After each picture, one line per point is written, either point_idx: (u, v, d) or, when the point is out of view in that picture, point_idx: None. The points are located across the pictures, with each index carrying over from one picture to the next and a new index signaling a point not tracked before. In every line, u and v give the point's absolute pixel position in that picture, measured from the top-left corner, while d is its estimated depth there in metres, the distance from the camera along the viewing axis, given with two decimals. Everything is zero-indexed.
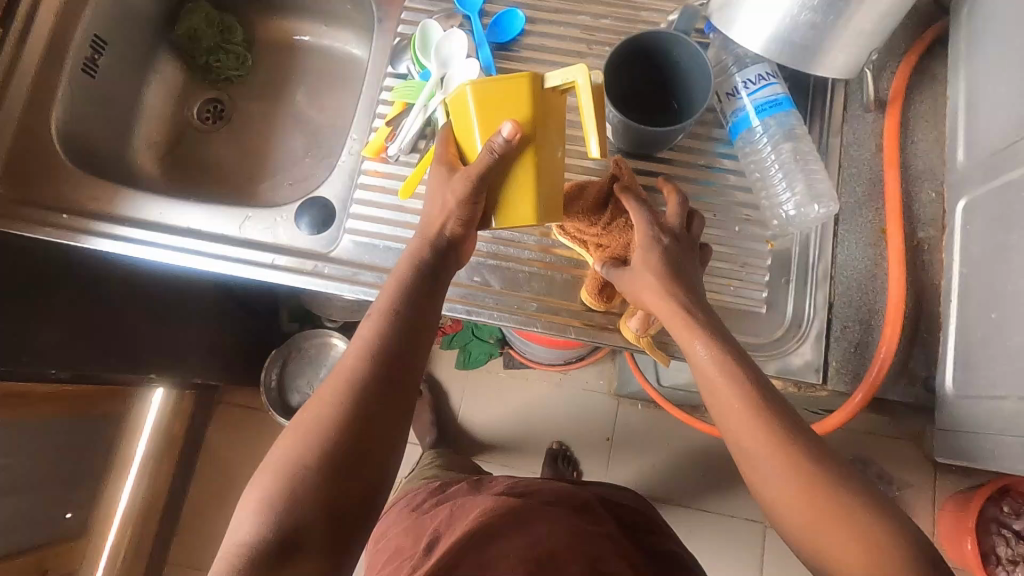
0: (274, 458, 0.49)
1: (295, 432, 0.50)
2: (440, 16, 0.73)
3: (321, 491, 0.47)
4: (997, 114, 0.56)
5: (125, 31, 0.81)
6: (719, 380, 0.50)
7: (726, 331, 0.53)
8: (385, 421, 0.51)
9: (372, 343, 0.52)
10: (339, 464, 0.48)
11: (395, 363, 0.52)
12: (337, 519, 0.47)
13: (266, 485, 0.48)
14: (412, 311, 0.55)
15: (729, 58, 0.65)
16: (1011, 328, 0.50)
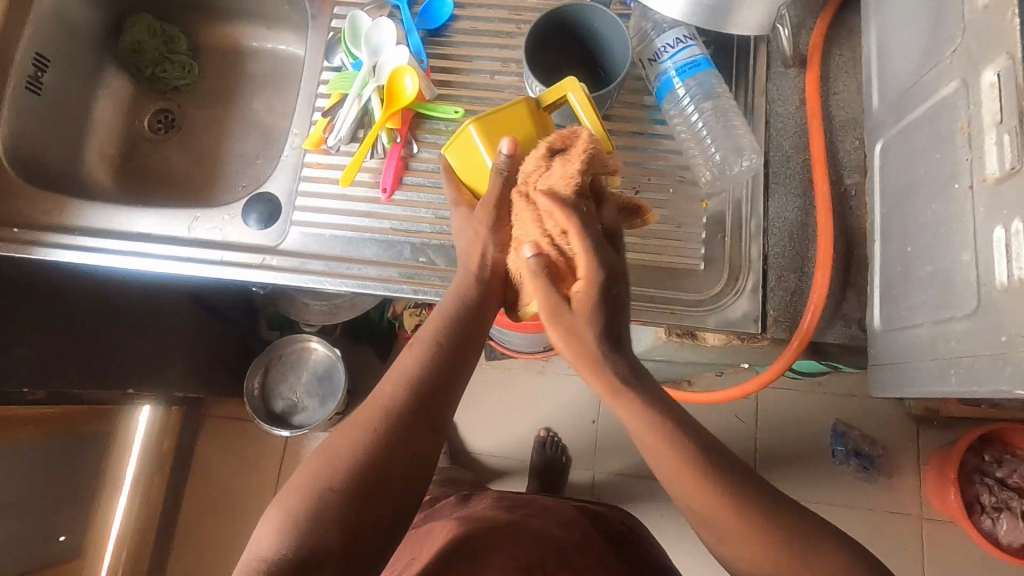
0: (302, 475, 0.49)
1: (325, 454, 0.49)
2: (371, 8, 0.76)
3: (346, 514, 0.47)
4: (899, 56, 0.57)
5: (69, 48, 0.83)
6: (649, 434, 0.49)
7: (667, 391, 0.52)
8: (416, 453, 0.50)
9: (416, 373, 0.52)
10: (368, 491, 0.47)
11: (434, 399, 0.52)
12: (358, 544, 0.47)
13: (290, 501, 0.48)
14: (454, 348, 0.55)
15: (648, 25, 0.68)
16: (922, 259, 0.51)
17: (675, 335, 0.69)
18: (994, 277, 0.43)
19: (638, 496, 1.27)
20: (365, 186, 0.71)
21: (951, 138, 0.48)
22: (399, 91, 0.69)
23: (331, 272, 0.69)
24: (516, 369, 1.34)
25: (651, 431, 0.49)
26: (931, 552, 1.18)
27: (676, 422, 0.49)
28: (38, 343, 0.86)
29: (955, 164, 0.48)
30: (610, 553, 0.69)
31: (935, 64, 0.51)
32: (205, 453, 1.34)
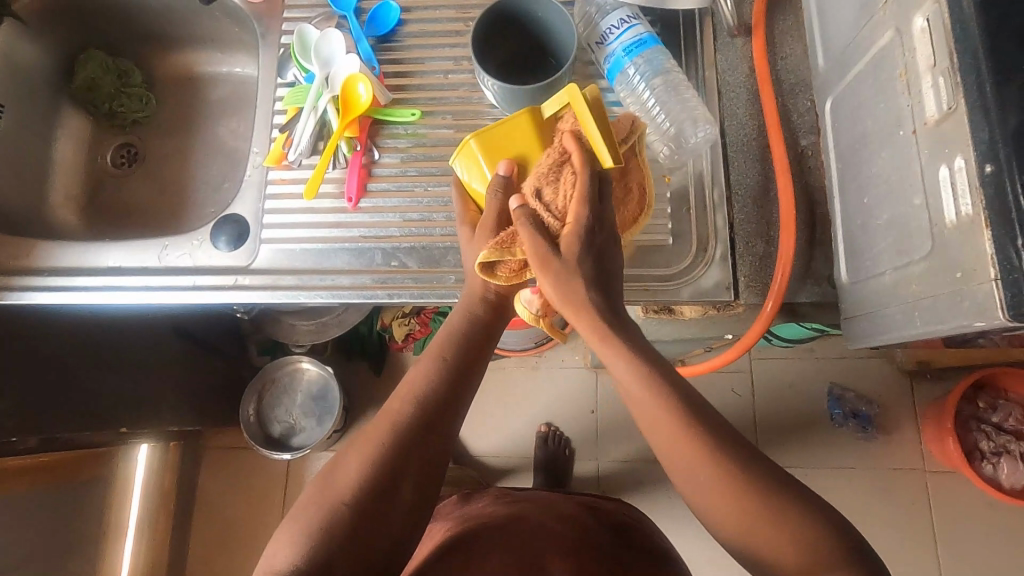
0: (313, 492, 0.51)
1: (336, 471, 0.51)
2: (319, 20, 0.76)
3: (356, 525, 0.48)
4: (838, 11, 0.58)
5: (22, 91, 0.82)
6: (635, 386, 0.51)
7: None
8: (424, 464, 0.51)
9: (424, 386, 0.53)
10: (379, 500, 0.49)
11: (443, 413, 0.53)
12: (370, 552, 0.48)
13: (303, 516, 0.49)
14: (462, 360, 0.55)
15: (592, 9, 0.69)
16: (879, 208, 0.52)
17: (653, 312, 0.73)
18: (945, 216, 0.44)
19: (643, 480, 1.27)
20: (330, 197, 0.71)
21: (893, 87, 0.49)
22: (354, 99, 0.69)
23: (306, 286, 0.69)
24: (509, 367, 1.35)
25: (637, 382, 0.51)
26: (938, 503, 1.19)
27: (665, 377, 0.51)
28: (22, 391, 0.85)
29: (899, 111, 0.48)
30: (610, 543, 0.69)
31: (870, 16, 0.52)
32: (206, 485, 1.33)
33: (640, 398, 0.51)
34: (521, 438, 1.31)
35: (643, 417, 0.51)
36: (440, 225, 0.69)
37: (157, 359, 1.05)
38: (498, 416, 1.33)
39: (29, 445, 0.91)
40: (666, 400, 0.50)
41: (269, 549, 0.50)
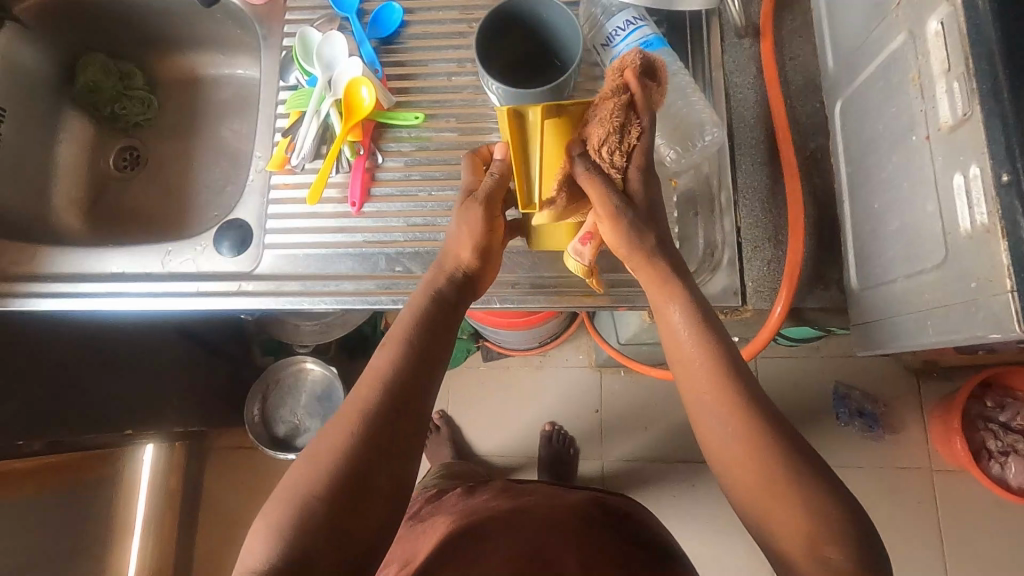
0: (285, 484, 0.48)
1: (309, 458, 0.49)
2: (321, 22, 0.75)
3: (331, 517, 0.46)
4: (848, 12, 0.57)
5: (23, 94, 0.82)
6: (686, 346, 0.51)
7: (703, 298, 0.53)
8: (397, 450, 0.49)
9: (388, 371, 0.51)
10: (354, 491, 0.47)
11: (412, 395, 0.51)
12: (349, 546, 0.46)
13: (278, 508, 0.47)
14: (427, 339, 0.54)
15: (598, 11, 0.68)
16: (890, 214, 0.51)
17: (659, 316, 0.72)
18: (959, 225, 0.43)
19: (648, 479, 1.27)
20: (333, 202, 0.70)
21: (905, 91, 0.48)
22: (357, 103, 0.69)
23: (309, 292, 0.68)
24: (514, 367, 1.34)
25: (693, 339, 0.51)
26: (945, 502, 1.18)
27: (714, 330, 0.51)
28: (27, 396, 0.85)
29: (911, 116, 0.48)
30: (614, 533, 0.69)
31: (883, 18, 0.51)
32: (211, 485, 1.33)
33: (691, 358, 0.50)
34: (526, 438, 1.31)
35: (683, 376, 0.51)
36: (445, 230, 0.68)
37: (162, 361, 1.04)
38: (503, 415, 1.32)
39: (35, 449, 0.91)
40: (708, 345, 0.50)
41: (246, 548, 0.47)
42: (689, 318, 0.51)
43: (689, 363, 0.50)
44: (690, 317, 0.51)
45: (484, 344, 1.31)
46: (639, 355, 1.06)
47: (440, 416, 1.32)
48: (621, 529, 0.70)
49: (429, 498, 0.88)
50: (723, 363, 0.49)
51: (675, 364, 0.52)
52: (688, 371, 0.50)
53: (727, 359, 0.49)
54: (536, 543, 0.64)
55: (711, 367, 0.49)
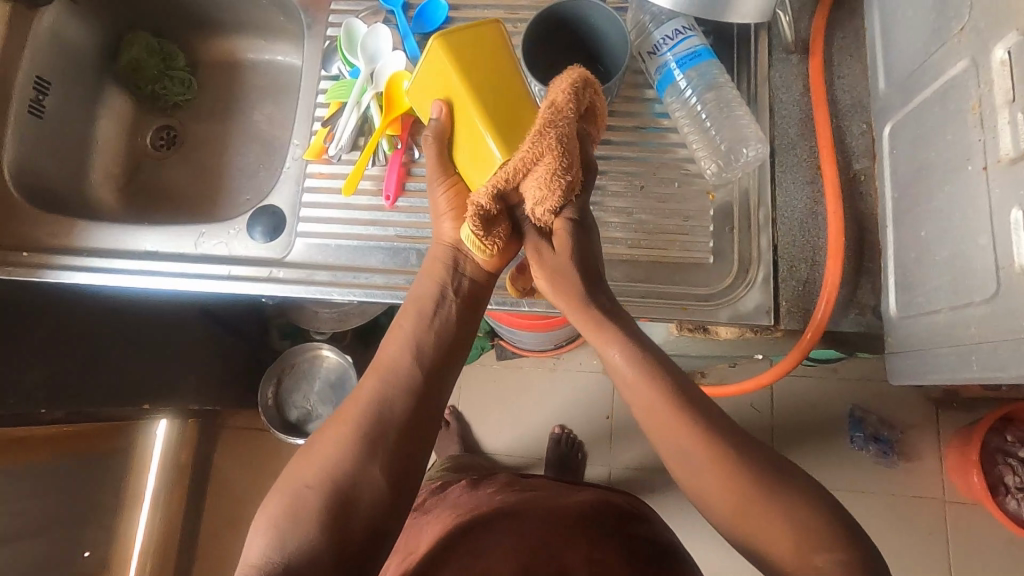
0: (281, 480, 0.49)
1: (307, 453, 0.50)
2: (366, 14, 0.75)
3: (324, 506, 0.46)
4: (907, 34, 0.55)
5: (68, 68, 0.83)
6: (633, 378, 0.50)
7: (647, 338, 0.53)
8: (396, 435, 0.50)
9: (393, 363, 0.53)
10: (343, 482, 0.47)
11: (416, 385, 0.52)
12: (346, 534, 0.46)
13: (274, 501, 0.48)
14: (425, 334, 0.54)
15: (646, 17, 0.67)
16: (937, 244, 0.50)
17: (687, 331, 0.71)
18: (1014, 260, 0.42)
19: (655, 489, 1.26)
20: (368, 194, 0.71)
21: (963, 119, 0.47)
22: (398, 96, 0.68)
23: (338, 282, 0.69)
24: (527, 368, 1.34)
25: (639, 376, 0.50)
26: (956, 534, 1.16)
27: (662, 365, 0.51)
28: (50, 364, 0.86)
29: (967, 146, 0.47)
30: (623, 533, 0.68)
31: (942, 43, 0.50)
32: (221, 464, 1.35)
33: (639, 389, 0.50)
34: (535, 440, 1.30)
35: (642, 408, 0.50)
36: None
37: (183, 337, 1.05)
38: (514, 416, 1.32)
39: (56, 417, 0.91)
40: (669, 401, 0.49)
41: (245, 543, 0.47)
42: (629, 353, 0.51)
43: (646, 396, 0.50)
44: (627, 347, 0.51)
45: (499, 343, 1.30)
46: None
47: (450, 411, 1.32)
48: (632, 531, 0.69)
49: (434, 491, 0.88)
50: (671, 391, 0.49)
51: (632, 401, 0.51)
52: (641, 399, 0.50)
53: (679, 393, 0.49)
54: (543, 539, 0.63)
55: (671, 406, 0.49)
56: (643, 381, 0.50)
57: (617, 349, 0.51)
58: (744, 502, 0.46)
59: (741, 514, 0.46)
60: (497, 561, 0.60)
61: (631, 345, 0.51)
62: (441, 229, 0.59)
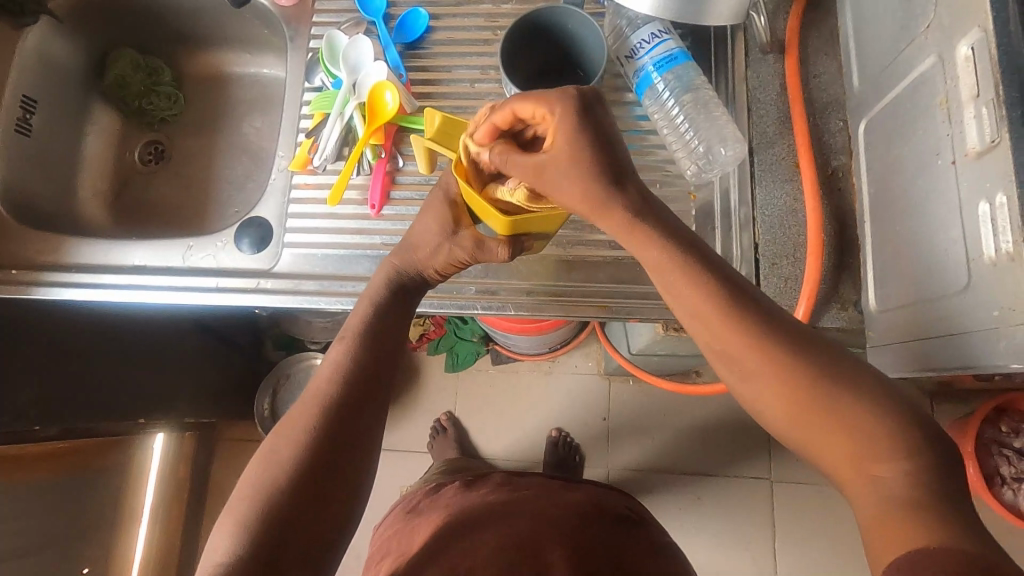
0: (245, 483, 0.49)
1: (270, 454, 0.50)
2: (348, 25, 0.77)
3: (293, 504, 0.47)
4: (878, 32, 0.56)
5: (55, 86, 0.83)
6: (718, 319, 0.44)
7: (737, 284, 0.45)
8: (355, 427, 0.51)
9: (341, 361, 0.54)
10: (314, 478, 0.48)
11: (371, 380, 0.54)
12: (315, 532, 0.47)
13: (242, 505, 0.47)
14: (370, 357, 0.55)
15: (623, 22, 0.68)
16: (913, 239, 0.51)
17: (674, 330, 0.73)
18: (984, 252, 0.44)
19: (653, 489, 1.26)
20: (353, 203, 0.71)
21: (932, 114, 0.48)
22: (381, 106, 0.69)
23: (326, 291, 0.69)
24: (523, 371, 1.34)
25: (724, 312, 0.44)
26: None
27: (750, 315, 0.43)
28: (41, 381, 0.85)
29: (936, 141, 0.48)
30: (613, 530, 0.68)
31: (910, 40, 0.51)
32: (220, 475, 1.36)
33: (726, 328, 0.43)
34: (532, 443, 1.31)
35: (713, 335, 0.44)
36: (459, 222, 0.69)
37: (175, 349, 1.05)
38: (509, 421, 1.32)
39: (49, 434, 0.91)
40: (756, 346, 0.43)
41: (209, 543, 0.47)
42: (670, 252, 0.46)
43: (706, 318, 0.44)
44: (706, 283, 0.44)
45: (494, 347, 1.31)
46: (649, 365, 1.06)
47: (446, 416, 1.32)
48: (623, 530, 0.69)
49: (428, 493, 0.87)
50: (762, 340, 0.43)
51: (710, 332, 0.44)
52: (721, 335, 0.44)
53: (772, 343, 0.43)
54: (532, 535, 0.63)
55: (762, 352, 0.43)
56: (680, 281, 0.45)
57: (689, 282, 0.45)
58: (791, 403, 0.42)
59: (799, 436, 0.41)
60: (485, 561, 0.60)
61: (702, 280, 0.45)
62: (420, 243, 0.60)
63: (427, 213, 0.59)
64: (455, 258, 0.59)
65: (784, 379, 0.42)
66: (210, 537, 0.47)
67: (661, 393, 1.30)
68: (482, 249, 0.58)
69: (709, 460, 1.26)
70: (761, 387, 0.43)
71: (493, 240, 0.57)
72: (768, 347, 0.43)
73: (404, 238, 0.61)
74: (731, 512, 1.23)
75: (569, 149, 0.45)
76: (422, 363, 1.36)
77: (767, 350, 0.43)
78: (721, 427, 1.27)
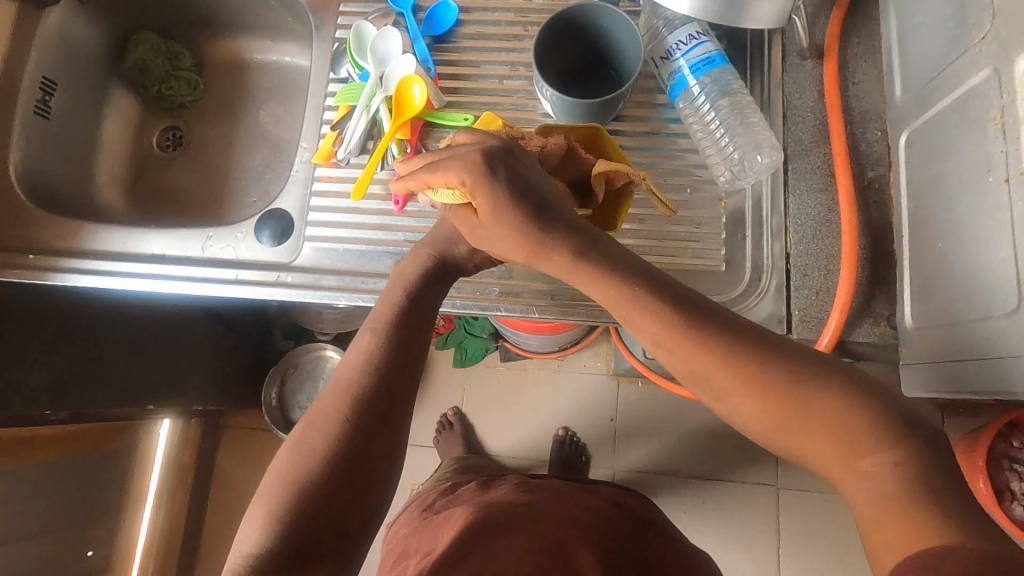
0: (274, 472, 0.48)
1: (300, 443, 0.49)
2: (375, 16, 0.75)
3: (322, 498, 0.46)
4: (926, 41, 0.54)
5: (74, 68, 0.82)
6: (694, 346, 0.43)
7: (709, 308, 0.44)
8: (385, 419, 0.50)
9: (371, 349, 0.53)
10: (342, 471, 0.47)
11: (402, 369, 0.52)
12: (345, 523, 0.46)
13: (273, 494, 0.46)
14: (405, 346, 0.53)
15: (659, 22, 0.67)
16: (956, 256, 0.50)
17: None
18: None
19: (659, 493, 1.25)
20: (376, 199, 0.70)
21: (983, 130, 0.47)
22: (408, 101, 0.68)
23: (346, 288, 0.68)
24: (533, 369, 1.33)
25: (696, 338, 0.43)
26: None
27: (735, 339, 0.43)
28: (53, 364, 0.84)
29: (987, 157, 0.46)
30: (632, 535, 0.67)
31: (961, 52, 0.50)
32: (225, 462, 1.35)
33: (702, 359, 0.43)
34: (539, 442, 1.30)
35: (682, 362, 0.44)
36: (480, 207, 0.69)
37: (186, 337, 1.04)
38: (518, 419, 1.32)
39: (60, 419, 0.90)
40: (738, 371, 0.42)
41: (238, 531, 0.46)
42: (641, 303, 0.45)
43: (675, 347, 0.44)
44: (665, 311, 0.44)
45: (504, 344, 1.30)
46: (663, 369, 1.05)
47: (454, 412, 1.31)
48: (642, 536, 0.68)
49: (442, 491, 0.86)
50: (742, 366, 0.42)
51: (681, 359, 0.44)
52: (690, 362, 0.43)
53: (753, 363, 0.42)
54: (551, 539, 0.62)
55: (743, 376, 0.42)
56: (633, 310, 0.45)
57: (653, 307, 0.44)
58: (776, 420, 0.42)
59: (838, 457, 0.40)
60: (513, 562, 0.59)
61: (665, 304, 0.44)
62: (457, 235, 0.60)
63: None
64: (495, 254, 0.61)
65: (762, 402, 0.42)
66: (240, 524, 0.47)
67: (672, 396, 1.29)
68: None
69: (717, 465, 1.25)
70: (742, 405, 0.43)
71: None
72: (748, 375, 0.42)
73: (436, 225, 0.61)
74: (737, 518, 1.22)
75: (483, 203, 0.48)
76: (432, 357, 1.35)
77: (751, 376, 0.42)
78: (731, 433, 1.26)
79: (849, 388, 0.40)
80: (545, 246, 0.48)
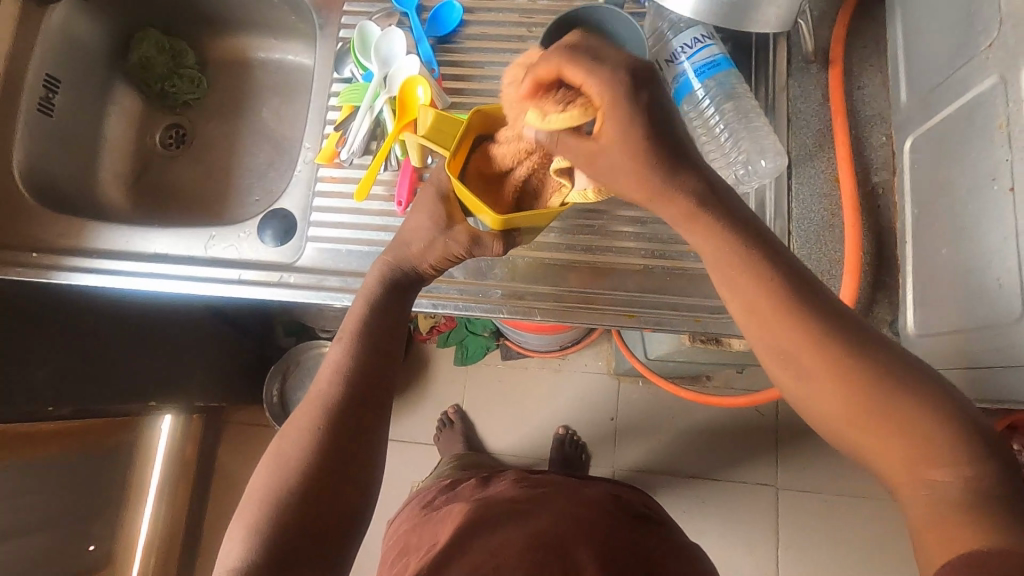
0: (253, 487, 0.48)
1: (277, 457, 0.49)
2: (379, 16, 0.75)
3: (302, 506, 0.46)
4: (931, 47, 0.54)
5: (78, 66, 0.82)
6: (768, 306, 0.41)
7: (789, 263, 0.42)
8: (359, 426, 0.50)
9: (338, 363, 0.52)
10: (320, 478, 0.47)
11: (369, 376, 0.52)
12: (327, 529, 0.47)
13: (255, 506, 0.47)
14: (371, 356, 0.53)
15: (664, 24, 0.66)
16: (959, 264, 0.50)
17: (699, 341, 0.72)
18: None
19: (659, 492, 1.25)
20: (379, 200, 0.70)
21: (989, 137, 0.47)
22: (412, 100, 0.67)
23: (349, 288, 0.68)
24: (533, 368, 1.33)
25: (772, 298, 0.41)
26: None
27: (821, 310, 0.41)
28: (56, 361, 0.85)
29: (993, 164, 0.46)
30: (631, 531, 0.67)
31: (967, 58, 0.50)
32: (226, 457, 1.36)
33: (785, 327, 0.41)
34: (539, 441, 1.30)
35: (767, 332, 0.41)
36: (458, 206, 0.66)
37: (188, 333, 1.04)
38: (518, 418, 1.32)
39: (63, 415, 0.90)
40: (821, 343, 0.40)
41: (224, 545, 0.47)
42: (741, 249, 0.42)
43: (757, 309, 0.42)
44: (759, 264, 0.42)
45: (505, 343, 1.31)
46: (664, 370, 1.05)
47: (455, 410, 1.31)
48: (641, 533, 0.68)
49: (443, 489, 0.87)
50: (817, 337, 0.40)
51: (769, 332, 0.41)
52: (774, 332, 0.41)
53: (837, 335, 0.40)
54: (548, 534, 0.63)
55: (819, 348, 0.40)
56: (734, 257, 0.42)
57: (744, 261, 0.42)
58: (852, 412, 0.39)
59: None
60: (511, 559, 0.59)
61: (754, 255, 0.42)
62: (416, 240, 0.57)
63: (420, 210, 0.57)
64: (450, 252, 0.56)
65: (839, 378, 0.40)
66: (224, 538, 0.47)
67: (672, 396, 1.29)
68: (477, 244, 0.55)
69: (717, 465, 1.25)
70: (819, 387, 0.40)
71: (488, 235, 0.54)
72: (837, 353, 0.40)
73: (397, 234, 0.59)
74: (736, 518, 1.23)
75: (618, 137, 0.40)
76: (432, 355, 1.36)
77: (830, 350, 0.40)
78: (731, 433, 1.26)
79: (877, 378, 0.39)
80: (677, 194, 0.42)
